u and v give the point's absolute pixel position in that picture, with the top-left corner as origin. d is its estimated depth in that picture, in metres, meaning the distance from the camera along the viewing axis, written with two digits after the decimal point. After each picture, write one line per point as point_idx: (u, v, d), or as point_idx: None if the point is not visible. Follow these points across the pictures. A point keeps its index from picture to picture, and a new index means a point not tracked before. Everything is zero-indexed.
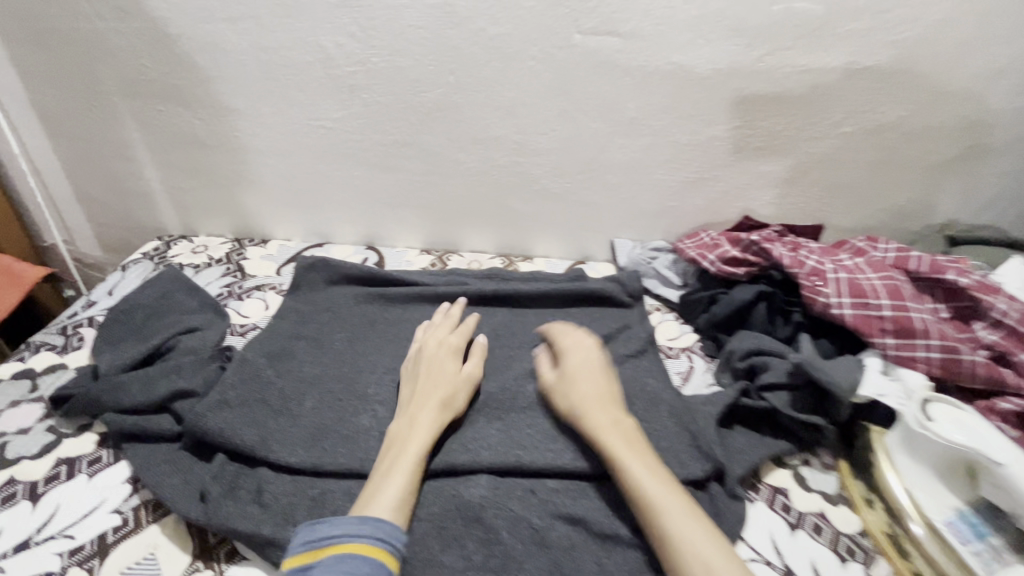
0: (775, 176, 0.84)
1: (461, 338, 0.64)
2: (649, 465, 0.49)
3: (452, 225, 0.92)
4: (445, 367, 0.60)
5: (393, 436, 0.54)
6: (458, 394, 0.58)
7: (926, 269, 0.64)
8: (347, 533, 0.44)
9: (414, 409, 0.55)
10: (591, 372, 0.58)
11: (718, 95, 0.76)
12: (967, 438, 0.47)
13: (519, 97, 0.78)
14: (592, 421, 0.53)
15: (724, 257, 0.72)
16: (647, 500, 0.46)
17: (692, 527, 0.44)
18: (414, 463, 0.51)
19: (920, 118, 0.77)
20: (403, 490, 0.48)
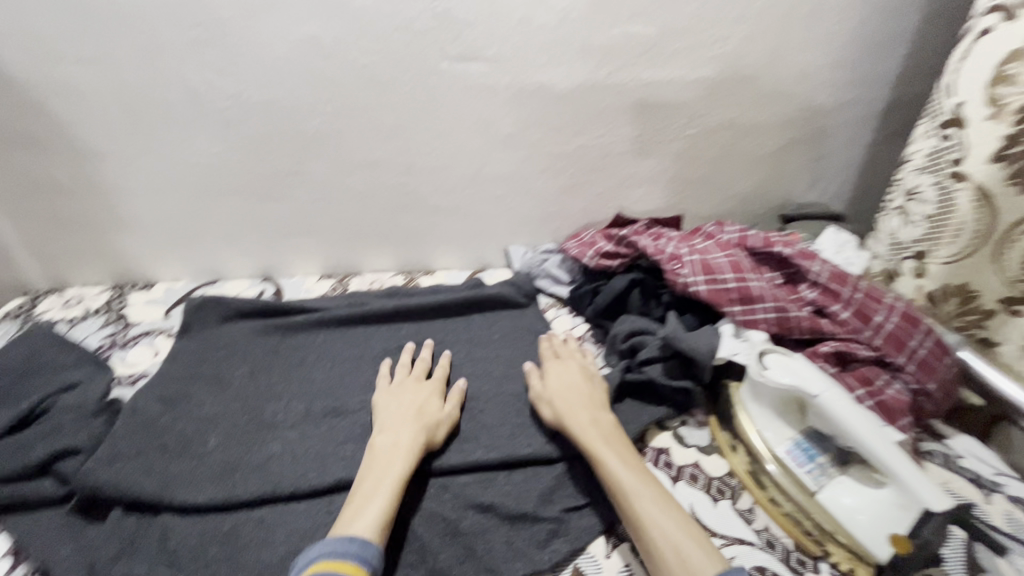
0: (639, 176, 0.94)
1: (441, 377, 0.66)
2: (623, 460, 0.54)
3: (350, 249, 0.94)
4: (430, 401, 0.62)
5: (372, 457, 0.54)
6: (440, 427, 0.59)
7: (760, 245, 0.76)
8: (336, 551, 0.44)
9: (398, 433, 0.56)
10: (580, 384, 0.63)
11: (579, 108, 0.85)
12: (793, 380, 0.57)
13: (398, 121, 0.82)
14: (577, 426, 0.58)
15: (601, 253, 0.81)
16: (622, 491, 0.51)
17: (661, 513, 0.49)
18: (398, 483, 0.51)
19: (747, 117, 0.91)
20: (385, 511, 0.49)
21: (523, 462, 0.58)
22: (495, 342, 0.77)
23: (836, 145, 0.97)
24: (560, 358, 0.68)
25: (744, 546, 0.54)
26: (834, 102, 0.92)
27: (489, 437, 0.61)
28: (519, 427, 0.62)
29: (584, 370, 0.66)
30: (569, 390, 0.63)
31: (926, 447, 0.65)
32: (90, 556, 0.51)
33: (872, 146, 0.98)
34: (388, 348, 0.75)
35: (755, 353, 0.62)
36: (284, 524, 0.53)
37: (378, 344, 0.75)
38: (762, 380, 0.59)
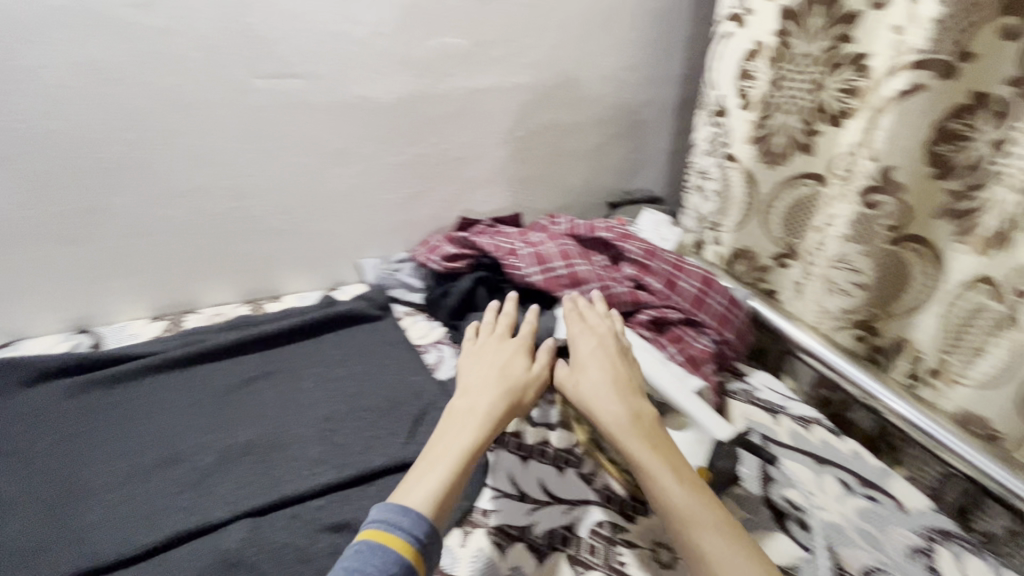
0: (479, 180, 0.98)
1: (527, 336, 0.65)
2: (668, 469, 0.51)
3: (182, 285, 0.87)
4: (517, 362, 0.62)
5: (450, 419, 0.55)
6: (527, 391, 0.59)
7: (586, 233, 0.84)
8: (388, 522, 0.45)
9: (478, 399, 0.57)
10: (612, 367, 0.60)
11: (408, 118, 0.87)
12: None
13: (214, 144, 0.77)
14: (615, 428, 0.55)
15: (446, 256, 0.84)
16: (670, 505, 0.49)
17: (716, 536, 0.47)
18: (462, 455, 0.51)
19: (568, 117, 1.00)
20: (445, 484, 0.49)
21: (376, 474, 0.59)
22: (349, 359, 0.76)
23: (648, 136, 1.09)
24: (600, 326, 0.65)
25: (586, 505, 0.58)
26: (639, 100, 1.04)
27: (341, 456, 0.61)
28: (372, 439, 0.63)
29: (620, 348, 0.63)
30: (604, 369, 0.59)
31: (731, 387, 0.76)
32: None
33: (677, 134, 1.13)
34: (229, 384, 0.70)
35: None
36: None
37: (218, 382, 0.70)
38: None
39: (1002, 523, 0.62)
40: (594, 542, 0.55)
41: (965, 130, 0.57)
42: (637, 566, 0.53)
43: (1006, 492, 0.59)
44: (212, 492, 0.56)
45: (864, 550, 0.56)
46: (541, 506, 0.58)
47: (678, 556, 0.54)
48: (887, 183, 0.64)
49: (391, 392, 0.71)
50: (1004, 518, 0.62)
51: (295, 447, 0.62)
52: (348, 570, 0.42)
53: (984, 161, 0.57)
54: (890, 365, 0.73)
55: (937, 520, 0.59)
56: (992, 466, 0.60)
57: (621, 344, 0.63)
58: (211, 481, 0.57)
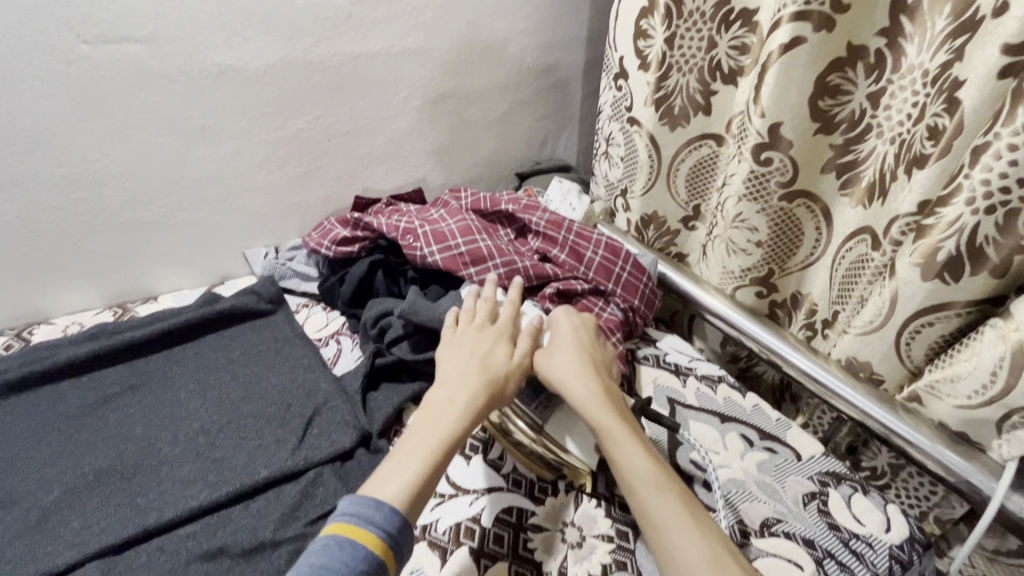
0: (375, 155, 0.91)
1: (508, 324, 0.60)
2: (637, 443, 0.50)
3: (22, 291, 0.74)
4: (499, 350, 0.57)
5: (426, 410, 0.52)
6: (509, 380, 0.55)
7: (490, 206, 0.80)
8: (359, 515, 0.42)
9: (458, 389, 0.53)
10: (586, 348, 0.59)
11: (283, 88, 0.78)
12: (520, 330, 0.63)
13: (37, 124, 0.65)
14: (584, 403, 0.53)
15: (338, 240, 0.77)
16: (638, 479, 0.48)
17: (680, 507, 0.46)
18: (438, 449, 0.48)
19: (468, 83, 0.93)
20: (420, 477, 0.46)
21: (259, 488, 0.54)
22: (233, 361, 0.69)
23: (554, 102, 1.06)
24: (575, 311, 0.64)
25: (492, 492, 0.55)
26: (542, 64, 1.00)
27: (219, 472, 0.55)
28: (257, 448, 0.57)
29: (593, 332, 0.62)
30: (580, 351, 0.58)
31: (642, 354, 0.75)
32: None
33: (583, 99, 1.09)
34: (84, 404, 0.61)
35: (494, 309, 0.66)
36: None
37: (70, 403, 0.61)
38: None
39: (884, 459, 0.68)
40: (500, 531, 0.52)
41: (845, 84, 0.58)
42: (544, 551, 0.52)
43: (888, 431, 0.62)
44: (57, 533, 0.48)
45: (762, 502, 0.58)
46: (444, 501, 0.54)
47: (586, 534, 0.53)
48: (776, 140, 0.62)
49: (280, 394, 0.64)
50: (885, 455, 0.67)
51: (162, 468, 0.54)
52: (315, 566, 0.39)
53: (866, 115, 0.58)
54: (790, 321, 0.76)
55: (828, 465, 0.62)
56: (874, 406, 0.63)
57: (595, 329, 0.62)
58: (56, 520, 0.49)
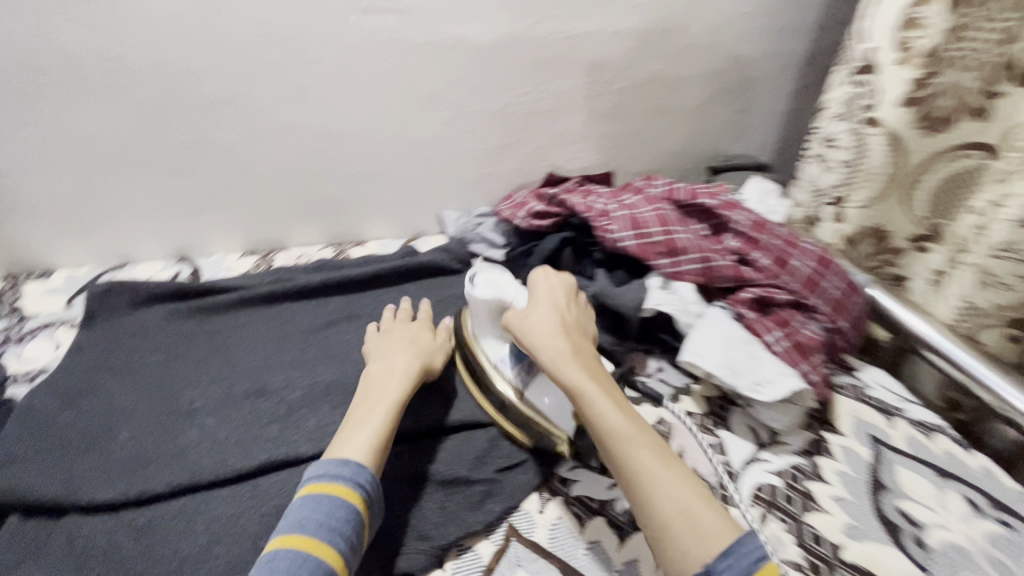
0: (570, 135, 0.92)
1: (427, 316, 0.67)
2: (613, 402, 0.49)
3: (272, 223, 0.88)
4: (423, 334, 0.63)
5: (367, 384, 0.56)
6: (436, 356, 0.61)
7: (687, 198, 0.77)
8: (327, 475, 0.46)
9: (392, 362, 0.58)
10: (562, 307, 0.57)
11: (504, 62, 0.81)
12: (494, 293, 0.59)
13: (309, 82, 0.75)
14: (556, 360, 0.52)
15: (532, 213, 0.80)
16: (612, 436, 0.47)
17: (654, 462, 0.45)
18: (393, 406, 0.53)
19: (674, 69, 0.90)
20: (380, 431, 0.50)
21: (454, 428, 0.58)
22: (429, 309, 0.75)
23: (759, 95, 0.98)
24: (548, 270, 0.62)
25: None
26: (756, 53, 0.92)
27: (417, 404, 0.60)
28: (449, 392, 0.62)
29: (570, 290, 0.60)
30: (549, 308, 0.56)
31: (838, 381, 0.68)
32: None
33: (794, 94, 0.99)
34: (315, 324, 0.71)
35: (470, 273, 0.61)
36: (206, 511, 0.50)
37: (304, 321, 0.72)
38: (471, 299, 0.59)
39: None
40: None
41: None
42: None
43: None
44: (300, 426, 0.57)
45: None
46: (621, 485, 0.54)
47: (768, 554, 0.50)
48: None
49: None
50: None
51: None
52: (298, 521, 0.43)
53: None
54: None
55: None
56: None
57: (572, 286, 0.60)
58: (298, 416, 0.58)
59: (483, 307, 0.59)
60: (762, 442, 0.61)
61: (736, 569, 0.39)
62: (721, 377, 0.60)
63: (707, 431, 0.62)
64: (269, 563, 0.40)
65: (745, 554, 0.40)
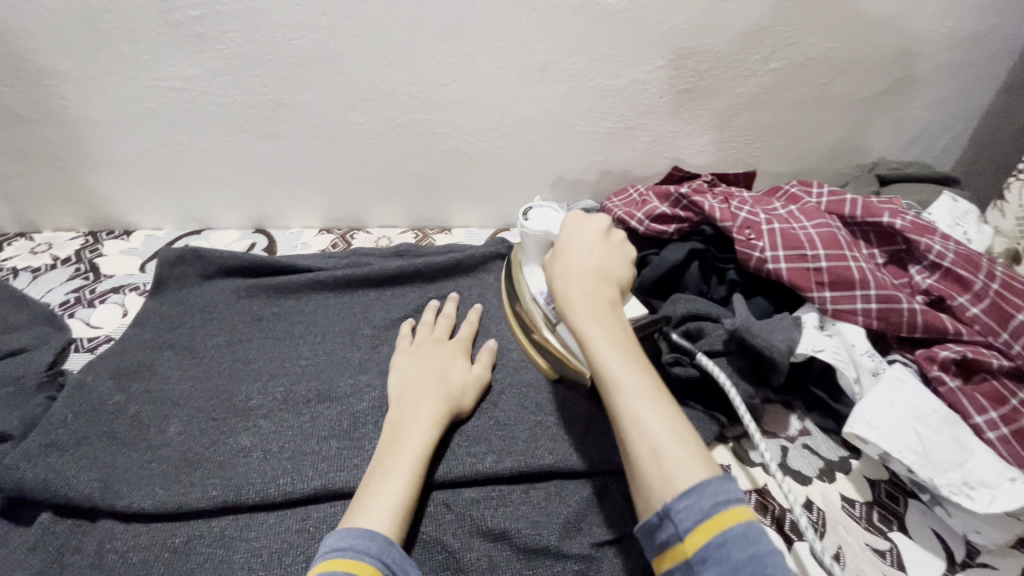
0: (703, 123, 0.76)
1: (466, 337, 0.57)
2: (619, 348, 0.44)
3: (354, 199, 0.80)
4: (456, 365, 0.53)
5: (389, 432, 0.46)
6: (467, 394, 0.51)
7: (860, 213, 0.60)
8: (349, 547, 0.37)
9: (419, 403, 0.48)
10: (589, 250, 0.52)
11: (639, 28, 0.66)
12: (543, 226, 0.56)
13: (409, 42, 0.64)
14: (567, 302, 0.48)
15: (653, 215, 0.65)
16: (601, 378, 0.43)
17: (648, 411, 0.40)
18: (419, 461, 0.43)
19: (852, 49, 0.71)
20: (406, 492, 0.41)
21: (543, 476, 0.48)
22: None
23: (955, 88, 0.77)
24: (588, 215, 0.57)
25: None
26: (967, 32, 0.71)
27: (503, 439, 0.50)
28: (537, 426, 0.51)
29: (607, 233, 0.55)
30: (576, 251, 0.52)
31: None
32: None
33: (1005, 89, 0.77)
34: (389, 320, 0.62)
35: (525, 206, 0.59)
36: (247, 540, 0.42)
37: (378, 315, 0.63)
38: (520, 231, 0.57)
39: None
40: None
41: None
42: None
43: None
44: (362, 447, 0.48)
45: None
46: None
47: None
48: None
49: None
50: None
51: None
52: None
53: None
54: None
55: None
56: None
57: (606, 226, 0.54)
58: (361, 433, 0.49)
59: (532, 241, 0.57)
60: (957, 559, 0.45)
61: (692, 514, 0.35)
62: (911, 466, 0.44)
63: (875, 530, 0.47)
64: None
65: (706, 495, 0.35)
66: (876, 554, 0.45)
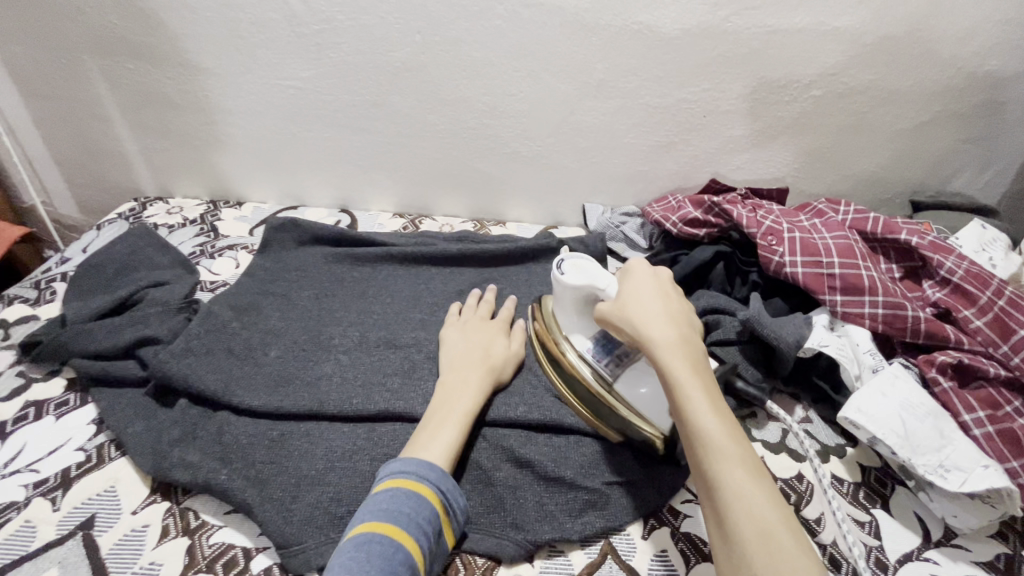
0: (745, 141, 0.83)
1: (506, 317, 0.65)
2: (719, 411, 0.41)
3: (426, 189, 0.92)
4: (497, 342, 0.61)
5: (441, 394, 0.54)
6: (506, 369, 0.59)
7: (881, 230, 0.65)
8: (415, 473, 0.46)
9: (466, 373, 0.56)
10: (671, 297, 0.50)
11: (687, 54, 0.74)
12: (586, 280, 0.54)
13: (486, 57, 0.76)
14: (660, 350, 0.45)
15: (686, 219, 0.73)
16: (701, 438, 0.40)
17: (755, 489, 0.37)
18: (468, 417, 0.52)
19: (892, 81, 0.76)
20: (456, 441, 0.50)
21: (565, 428, 0.55)
22: None
23: (998, 124, 0.80)
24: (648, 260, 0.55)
25: None
26: (1009, 72, 0.75)
27: (533, 395, 0.58)
28: None
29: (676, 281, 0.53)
30: (657, 297, 0.49)
31: None
32: (150, 446, 0.52)
33: None
34: (449, 291, 0.73)
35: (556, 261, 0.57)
36: (326, 439, 0.53)
37: (438, 286, 0.74)
38: (557, 285, 0.55)
39: None
40: None
41: None
42: None
43: None
44: (419, 386, 0.58)
45: None
46: None
47: None
48: None
49: None
50: None
51: None
52: (388, 513, 0.44)
53: None
54: None
55: None
56: None
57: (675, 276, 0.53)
58: (418, 374, 0.60)
59: (573, 294, 0.55)
60: (933, 537, 0.50)
61: None
62: (893, 448, 0.50)
63: (859, 505, 0.52)
64: (364, 548, 0.41)
65: None
66: (858, 524, 0.51)
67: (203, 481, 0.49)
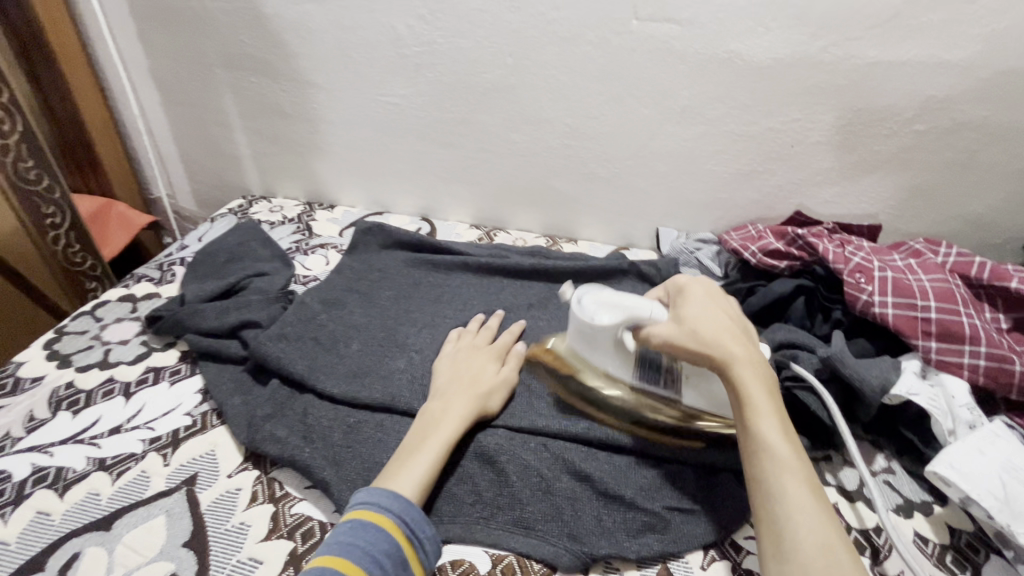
0: (835, 173, 0.80)
1: (503, 343, 0.63)
2: (785, 429, 0.44)
3: (503, 204, 0.96)
4: (486, 368, 0.60)
5: (420, 421, 0.54)
6: (493, 398, 0.57)
7: (988, 277, 0.61)
8: (377, 503, 0.46)
9: (449, 401, 0.55)
10: (735, 317, 0.52)
11: (779, 83, 0.73)
12: (620, 313, 0.53)
13: (572, 81, 0.79)
14: (731, 364, 0.47)
15: (767, 249, 0.71)
16: (771, 453, 0.42)
17: (814, 505, 0.39)
18: (440, 451, 0.51)
19: (1007, 118, 0.71)
20: (425, 477, 0.49)
21: (627, 448, 0.55)
22: None
23: None
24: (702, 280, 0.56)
25: None
26: None
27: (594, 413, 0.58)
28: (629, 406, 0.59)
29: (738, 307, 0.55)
30: (722, 315, 0.51)
31: None
32: (245, 419, 0.58)
33: None
34: (519, 303, 0.75)
35: (578, 304, 0.56)
36: (397, 431, 0.57)
37: (509, 297, 0.76)
38: (591, 327, 0.55)
39: None
40: None
41: None
42: None
43: None
44: None
45: None
46: None
47: None
48: None
49: None
50: None
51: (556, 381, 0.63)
52: (344, 545, 0.44)
53: None
54: None
55: None
56: None
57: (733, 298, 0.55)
58: None
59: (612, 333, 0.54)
60: None
61: None
62: (991, 511, 0.46)
63: (946, 569, 0.49)
64: None
65: None
66: None
67: (288, 456, 0.54)
